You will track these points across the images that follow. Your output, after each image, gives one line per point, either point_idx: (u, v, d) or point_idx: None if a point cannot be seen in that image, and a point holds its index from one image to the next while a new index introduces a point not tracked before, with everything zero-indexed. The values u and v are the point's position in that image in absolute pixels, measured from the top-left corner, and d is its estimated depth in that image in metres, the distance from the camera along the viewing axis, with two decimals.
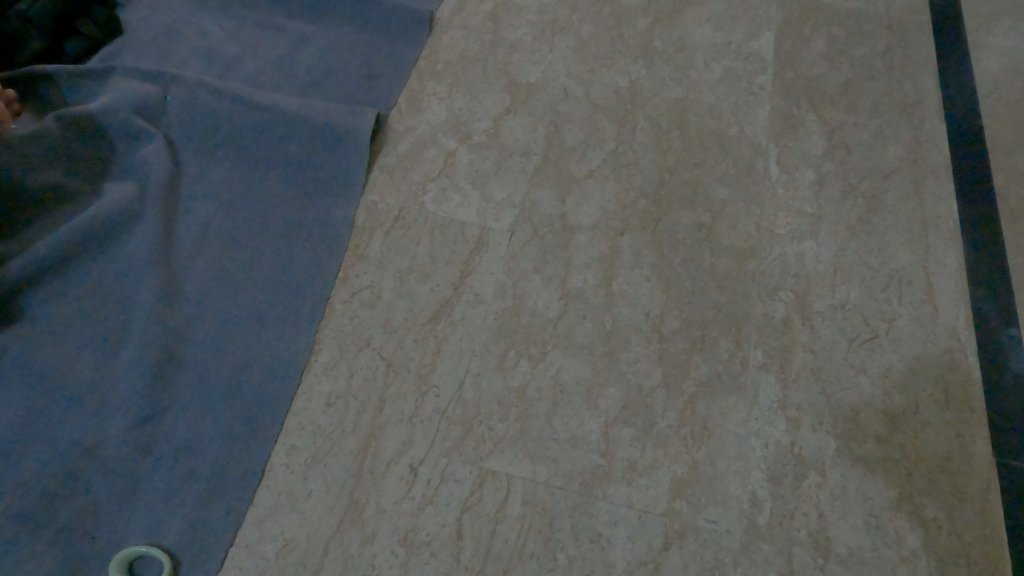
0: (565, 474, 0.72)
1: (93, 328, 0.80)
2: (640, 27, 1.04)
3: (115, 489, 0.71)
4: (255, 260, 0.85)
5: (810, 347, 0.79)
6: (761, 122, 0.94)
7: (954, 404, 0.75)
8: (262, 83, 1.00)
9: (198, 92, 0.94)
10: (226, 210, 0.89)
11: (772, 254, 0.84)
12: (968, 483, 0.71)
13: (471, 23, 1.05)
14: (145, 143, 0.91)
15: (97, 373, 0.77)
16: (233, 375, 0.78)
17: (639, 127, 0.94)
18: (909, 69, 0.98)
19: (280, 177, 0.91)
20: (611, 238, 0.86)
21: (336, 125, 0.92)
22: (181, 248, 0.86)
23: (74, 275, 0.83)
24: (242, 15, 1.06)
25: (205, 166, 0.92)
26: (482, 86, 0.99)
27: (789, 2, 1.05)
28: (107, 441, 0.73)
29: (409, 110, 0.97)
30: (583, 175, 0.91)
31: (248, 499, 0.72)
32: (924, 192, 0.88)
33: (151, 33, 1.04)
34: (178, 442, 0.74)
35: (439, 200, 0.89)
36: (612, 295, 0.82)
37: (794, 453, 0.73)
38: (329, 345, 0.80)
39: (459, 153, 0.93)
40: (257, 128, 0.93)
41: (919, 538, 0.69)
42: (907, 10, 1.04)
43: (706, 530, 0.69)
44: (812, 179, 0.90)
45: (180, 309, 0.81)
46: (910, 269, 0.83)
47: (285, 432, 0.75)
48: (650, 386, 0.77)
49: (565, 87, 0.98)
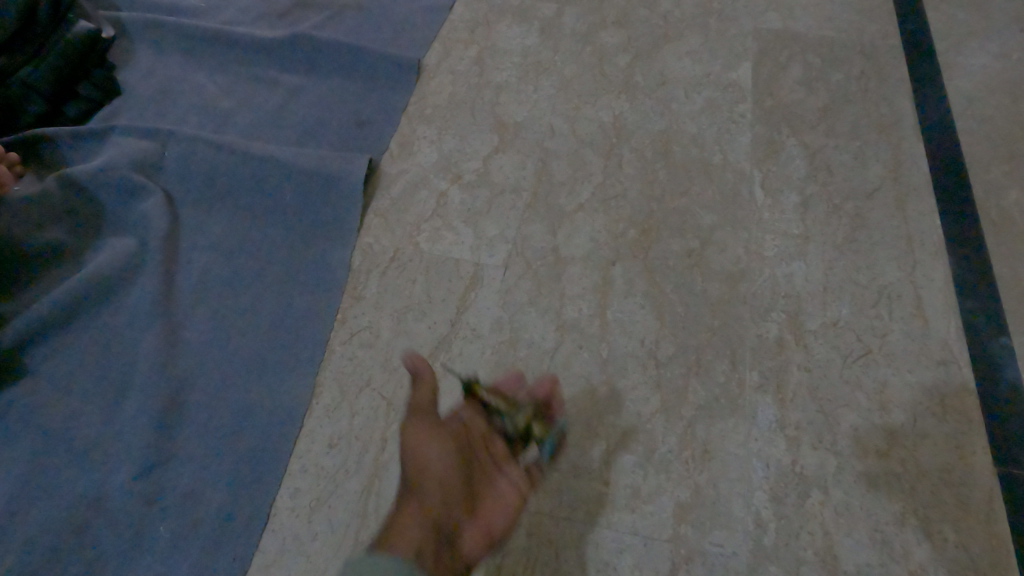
0: (569, 503, 0.73)
1: (96, 382, 0.81)
2: (621, 63, 1.07)
3: (120, 540, 0.71)
4: (254, 306, 0.87)
5: (805, 365, 0.79)
6: (743, 149, 0.97)
7: (951, 415, 0.75)
8: (258, 136, 1.03)
9: (195, 146, 0.97)
10: (225, 259, 0.91)
11: (762, 275, 0.86)
12: (972, 494, 0.71)
13: (457, 67, 1.09)
14: (143, 199, 0.93)
15: (101, 425, 0.78)
16: (236, 421, 0.79)
17: (625, 159, 0.97)
18: (884, 91, 1.01)
19: (277, 225, 0.93)
20: (602, 269, 0.88)
21: (330, 171, 0.94)
22: (181, 298, 0.88)
23: (77, 329, 0.84)
24: (235, 70, 1.10)
25: (203, 218, 0.94)
26: (471, 128, 1.02)
27: (764, 33, 1.09)
28: (112, 493, 0.74)
29: (400, 154, 1.00)
30: (572, 209, 0.93)
31: (253, 544, 0.72)
32: (907, 208, 0.90)
33: (149, 93, 1.08)
34: (184, 490, 0.74)
35: (433, 239, 0.91)
36: (608, 324, 0.83)
37: (795, 472, 0.73)
38: (330, 386, 0.81)
39: (451, 193, 0.95)
40: (253, 178, 0.95)
41: (926, 551, 0.69)
42: (878, 35, 1.07)
43: (713, 553, 0.69)
44: (797, 202, 0.92)
45: (181, 358, 0.83)
46: (898, 284, 0.84)
47: (289, 475, 0.76)
48: (648, 412, 0.77)
49: (551, 125, 1.01)
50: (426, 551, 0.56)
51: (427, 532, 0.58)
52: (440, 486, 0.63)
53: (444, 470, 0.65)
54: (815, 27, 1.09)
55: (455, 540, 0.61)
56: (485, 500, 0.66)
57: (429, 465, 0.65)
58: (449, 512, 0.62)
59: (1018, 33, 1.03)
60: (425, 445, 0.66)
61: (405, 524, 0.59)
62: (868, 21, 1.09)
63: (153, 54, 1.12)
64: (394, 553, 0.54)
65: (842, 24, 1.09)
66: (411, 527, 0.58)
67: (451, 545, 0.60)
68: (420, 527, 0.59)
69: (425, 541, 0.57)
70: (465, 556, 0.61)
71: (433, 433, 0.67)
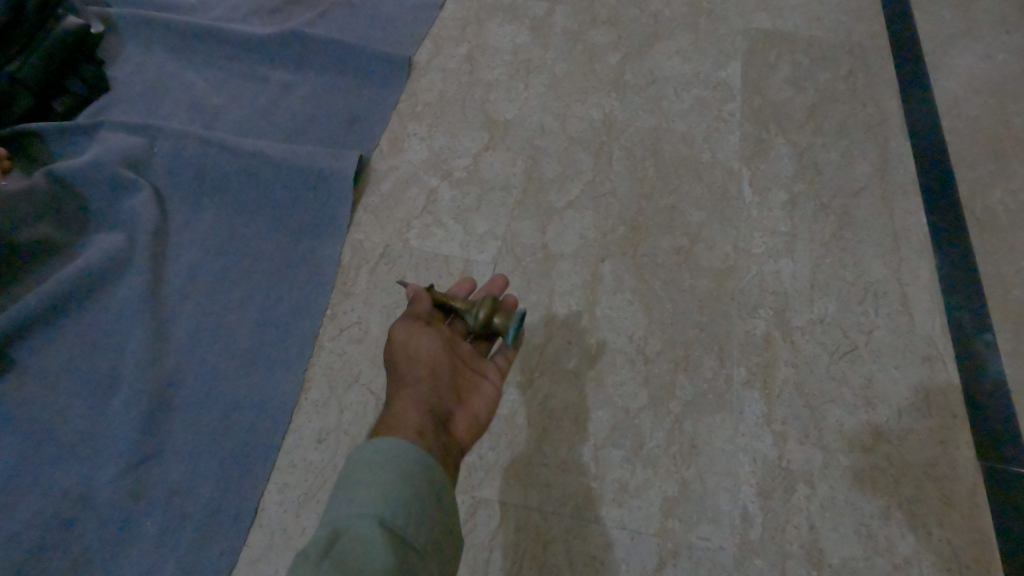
0: (557, 498, 0.74)
1: (83, 376, 0.81)
2: (611, 62, 1.08)
3: (108, 535, 0.71)
4: (243, 301, 0.87)
5: (791, 361, 0.80)
6: (731, 147, 0.97)
7: (935, 410, 0.76)
8: (248, 133, 1.03)
9: (184, 142, 0.97)
10: (214, 254, 0.91)
11: (750, 272, 0.86)
12: (955, 489, 0.71)
13: (447, 65, 1.09)
14: (132, 195, 0.93)
15: (88, 419, 0.78)
16: (225, 416, 0.79)
17: (615, 157, 0.97)
18: (871, 90, 1.02)
19: (266, 221, 0.93)
20: (592, 265, 0.88)
21: (319, 167, 0.94)
22: (170, 293, 0.88)
23: (64, 325, 0.84)
24: (226, 66, 1.10)
25: (192, 214, 0.94)
26: (461, 125, 1.02)
27: (753, 32, 1.09)
28: (99, 487, 0.73)
29: (390, 151, 1.00)
30: (562, 207, 0.93)
31: (241, 539, 0.72)
32: (893, 206, 0.91)
33: (139, 89, 1.08)
34: (172, 485, 0.74)
35: (423, 236, 0.92)
36: (596, 320, 0.84)
37: (782, 466, 0.74)
38: (318, 381, 0.81)
39: (441, 190, 0.96)
40: (242, 174, 0.95)
41: (910, 545, 0.69)
42: (866, 34, 1.08)
43: (699, 547, 0.70)
44: (785, 200, 0.92)
45: (170, 353, 0.83)
46: (884, 282, 0.85)
47: (277, 471, 0.76)
48: (636, 407, 0.78)
49: (541, 123, 1.01)
50: (427, 433, 0.52)
51: (424, 415, 0.53)
52: (429, 372, 0.58)
53: (431, 356, 0.60)
54: (804, 27, 1.09)
55: (448, 425, 0.56)
56: (470, 392, 0.61)
57: (416, 352, 0.59)
58: (440, 398, 0.57)
59: (1003, 35, 1.04)
60: (410, 333, 0.61)
61: (398, 413, 0.53)
62: (856, 20, 1.10)
63: (142, 49, 1.11)
64: (398, 438, 0.49)
65: (831, 24, 1.10)
66: (407, 411, 0.53)
67: (445, 429, 0.55)
68: (416, 408, 0.54)
69: (424, 426, 0.52)
70: (459, 440, 0.56)
71: (415, 324, 0.62)
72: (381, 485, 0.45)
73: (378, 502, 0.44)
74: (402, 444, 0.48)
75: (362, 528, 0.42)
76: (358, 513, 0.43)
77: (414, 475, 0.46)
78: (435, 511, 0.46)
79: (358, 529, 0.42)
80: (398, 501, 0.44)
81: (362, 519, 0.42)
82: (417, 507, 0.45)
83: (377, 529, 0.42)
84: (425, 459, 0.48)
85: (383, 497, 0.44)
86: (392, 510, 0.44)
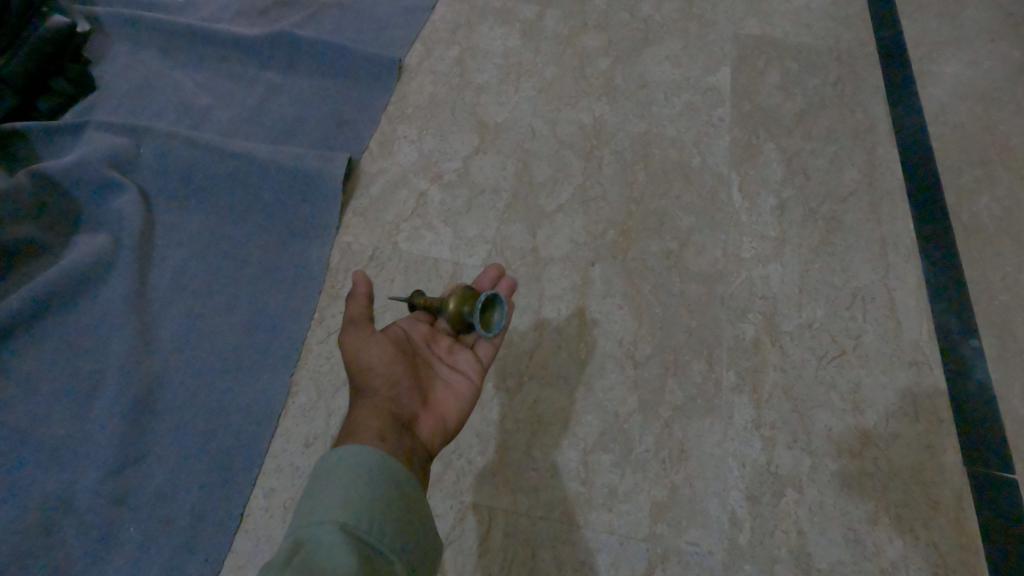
0: (546, 503, 0.73)
1: (66, 380, 0.79)
2: (602, 66, 1.08)
3: (88, 541, 0.70)
4: (230, 304, 0.86)
5: (780, 366, 0.80)
6: (721, 152, 0.97)
7: (922, 414, 0.76)
8: (236, 134, 1.02)
9: (171, 142, 0.96)
10: (201, 257, 0.90)
11: (739, 277, 0.87)
12: (942, 493, 0.72)
13: (438, 68, 1.09)
14: (118, 196, 0.92)
15: (70, 423, 0.76)
16: (211, 420, 0.78)
17: (605, 162, 0.97)
18: (860, 96, 1.02)
19: (253, 223, 0.92)
20: (582, 269, 0.88)
21: (308, 169, 0.94)
22: (155, 295, 0.87)
23: (47, 326, 0.83)
24: (214, 67, 1.09)
25: (179, 215, 0.93)
26: (451, 128, 1.02)
27: (743, 38, 1.10)
28: (81, 492, 0.72)
29: (380, 153, 0.99)
30: (552, 210, 0.93)
31: (226, 545, 0.71)
32: (881, 212, 0.91)
33: (125, 88, 1.07)
34: (156, 490, 0.73)
35: (412, 239, 0.91)
36: (586, 324, 0.84)
37: (770, 471, 0.74)
38: (306, 385, 0.80)
39: (430, 193, 0.95)
40: (230, 175, 0.94)
41: (897, 549, 0.70)
42: (854, 42, 1.08)
43: (688, 552, 0.70)
44: (774, 205, 0.93)
45: (154, 356, 0.82)
46: (873, 287, 0.86)
47: (264, 475, 0.75)
48: (626, 412, 0.78)
49: (532, 126, 1.01)
50: (389, 437, 0.52)
51: (385, 422, 0.54)
52: (388, 380, 0.58)
53: (389, 363, 0.60)
54: (793, 33, 1.10)
55: (413, 428, 0.57)
56: (436, 393, 0.62)
57: (372, 361, 0.59)
58: (402, 403, 0.57)
59: (988, 44, 1.05)
60: (365, 343, 0.60)
61: (360, 421, 0.53)
62: (844, 27, 1.10)
63: (129, 49, 1.10)
64: (359, 447, 0.49)
65: (819, 31, 1.10)
66: (368, 419, 0.53)
67: (410, 432, 0.56)
68: (377, 415, 0.54)
69: (386, 430, 0.53)
70: (426, 443, 0.57)
71: (369, 333, 0.61)
72: (343, 492, 0.45)
73: (340, 509, 0.44)
74: (361, 453, 0.48)
75: (326, 535, 0.41)
76: (320, 521, 0.43)
77: (376, 482, 0.47)
78: (401, 515, 0.46)
79: (321, 536, 0.41)
80: (361, 507, 0.44)
81: (324, 526, 0.42)
82: (380, 512, 0.45)
83: (341, 533, 0.42)
84: (385, 465, 0.48)
85: (345, 503, 0.44)
86: (355, 515, 0.44)
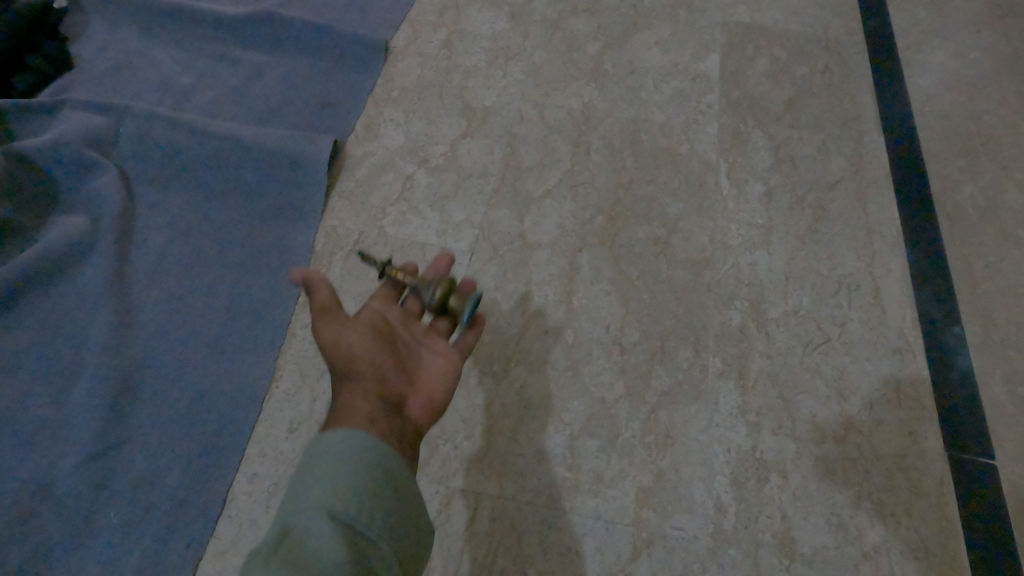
0: (532, 488, 0.73)
1: (44, 363, 0.78)
2: (590, 51, 1.07)
3: (68, 527, 0.69)
4: (212, 287, 0.85)
5: (766, 352, 0.80)
6: (710, 139, 0.97)
7: (906, 401, 0.77)
8: (219, 115, 1.00)
9: (151, 122, 0.94)
10: (183, 239, 0.88)
11: (726, 264, 0.87)
12: (923, 478, 0.73)
13: (424, 50, 1.07)
14: (97, 176, 0.90)
15: (48, 408, 0.75)
16: (193, 405, 0.77)
17: (593, 147, 0.96)
18: (848, 85, 1.02)
19: (236, 206, 0.91)
20: (569, 255, 0.87)
21: (292, 151, 0.92)
22: (135, 279, 0.85)
23: (24, 310, 0.81)
24: (195, 46, 1.06)
25: (160, 197, 0.91)
26: (439, 111, 1.00)
27: (733, 25, 1.09)
28: (60, 477, 0.71)
29: (366, 136, 0.98)
30: (540, 195, 0.92)
31: (208, 530, 0.70)
32: (867, 200, 0.92)
33: (104, 66, 1.04)
34: (137, 475, 0.72)
35: (399, 223, 0.90)
36: (574, 311, 0.83)
37: (755, 457, 0.74)
38: (290, 370, 0.79)
39: (417, 177, 0.94)
40: (212, 156, 0.92)
41: (879, 533, 0.70)
42: (843, 30, 1.08)
43: (674, 537, 0.70)
44: (761, 192, 0.93)
45: (135, 340, 0.80)
46: (858, 275, 0.86)
47: (246, 460, 0.74)
48: (613, 397, 0.78)
49: (520, 111, 1.00)
50: (378, 421, 0.51)
51: (374, 407, 0.53)
52: (371, 367, 0.57)
53: (369, 350, 0.58)
54: (782, 20, 1.10)
55: (401, 410, 0.56)
56: (419, 373, 0.61)
57: (353, 349, 0.57)
58: (387, 387, 0.56)
59: (975, 34, 1.05)
60: (342, 332, 0.58)
61: (348, 407, 0.52)
62: (833, 15, 1.10)
63: (108, 26, 1.08)
64: (349, 431, 0.48)
65: (808, 19, 1.10)
66: (354, 404, 0.52)
67: (399, 416, 0.55)
68: (364, 402, 0.53)
69: (375, 415, 0.52)
70: (414, 426, 0.56)
71: (345, 325, 0.59)
72: (332, 477, 0.44)
73: (329, 495, 0.43)
74: (352, 438, 0.47)
75: (314, 522, 0.41)
76: (308, 508, 0.42)
77: (365, 466, 0.46)
78: (390, 501, 0.46)
79: (309, 524, 0.41)
80: (348, 493, 0.43)
81: (313, 513, 0.41)
82: (369, 497, 0.44)
83: (328, 520, 0.41)
84: (377, 450, 0.47)
85: (334, 489, 0.43)
86: (343, 501, 0.43)
